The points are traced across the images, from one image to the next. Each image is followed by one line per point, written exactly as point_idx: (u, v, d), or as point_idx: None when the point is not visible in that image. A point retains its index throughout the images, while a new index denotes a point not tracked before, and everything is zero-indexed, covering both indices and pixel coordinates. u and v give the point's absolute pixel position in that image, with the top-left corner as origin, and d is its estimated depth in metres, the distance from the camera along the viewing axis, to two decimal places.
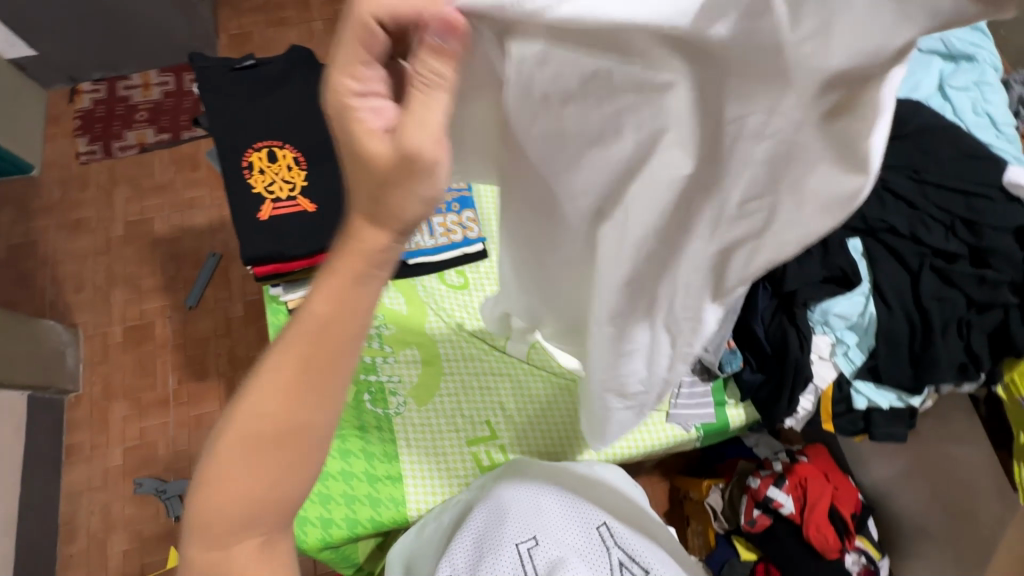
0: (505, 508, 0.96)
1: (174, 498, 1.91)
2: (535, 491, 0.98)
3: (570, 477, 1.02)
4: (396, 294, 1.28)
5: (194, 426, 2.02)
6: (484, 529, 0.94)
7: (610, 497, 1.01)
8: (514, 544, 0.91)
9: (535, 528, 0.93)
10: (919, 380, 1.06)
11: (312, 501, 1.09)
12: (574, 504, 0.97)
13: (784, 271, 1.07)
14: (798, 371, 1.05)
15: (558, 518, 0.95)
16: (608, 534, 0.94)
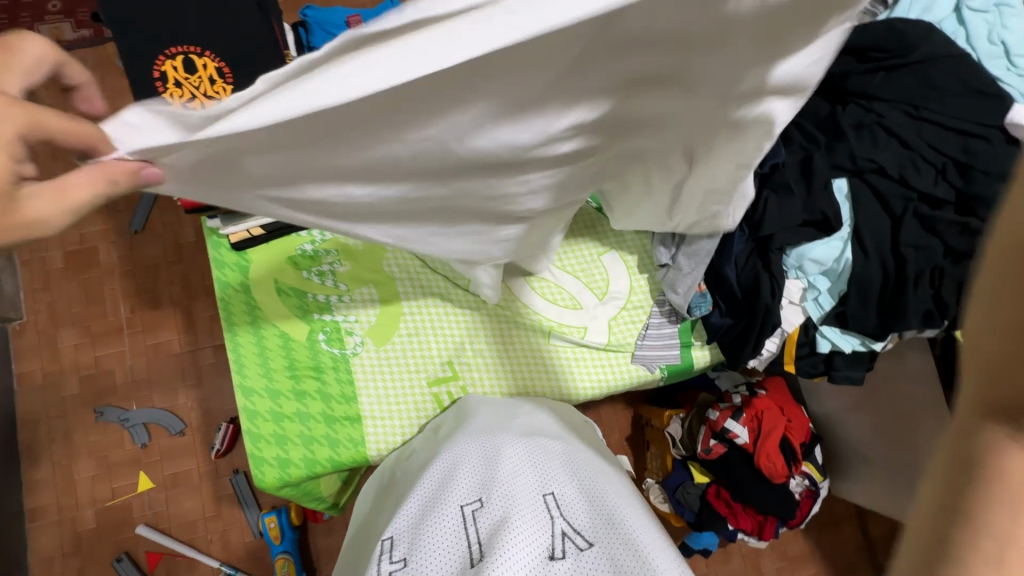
0: (454, 466, 0.88)
1: (139, 426, 1.95)
2: (489, 450, 0.90)
3: (531, 437, 0.92)
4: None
5: (152, 354, 2.02)
6: (431, 487, 0.87)
7: (572, 464, 0.90)
8: (458, 504, 0.82)
9: (483, 489, 0.83)
10: (884, 328, 1.05)
11: (269, 442, 1.07)
12: (524, 466, 0.87)
13: (764, 213, 1.01)
14: (768, 316, 1.02)
15: (506, 478, 0.84)
16: (554, 503, 0.82)
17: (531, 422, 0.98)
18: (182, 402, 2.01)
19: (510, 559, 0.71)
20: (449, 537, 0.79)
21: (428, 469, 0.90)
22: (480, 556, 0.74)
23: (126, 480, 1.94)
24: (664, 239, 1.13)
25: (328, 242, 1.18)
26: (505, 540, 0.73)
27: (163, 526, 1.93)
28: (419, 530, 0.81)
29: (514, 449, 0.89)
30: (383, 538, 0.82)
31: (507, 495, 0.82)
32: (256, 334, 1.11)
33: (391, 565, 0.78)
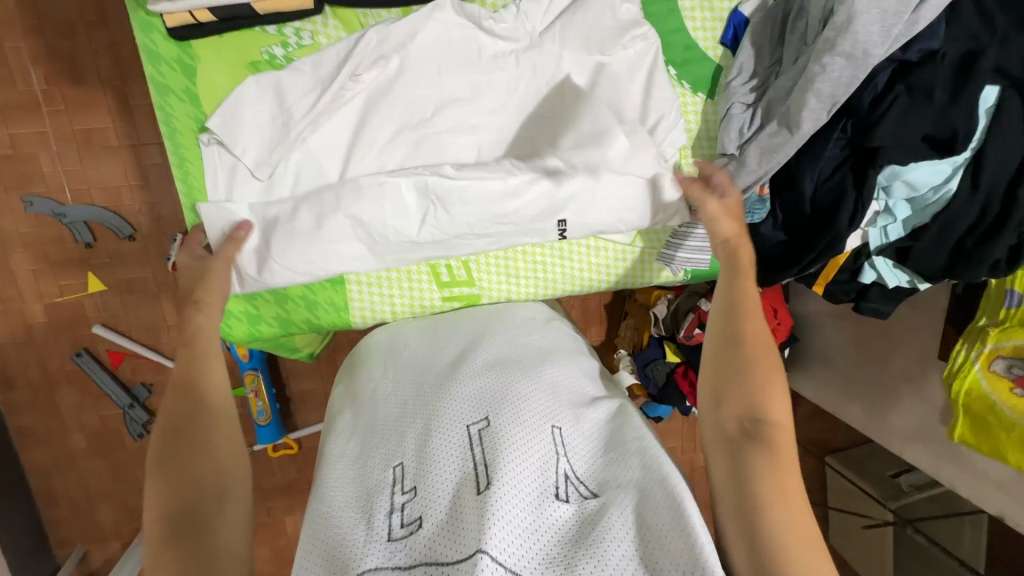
0: (455, 385, 0.83)
1: (79, 224, 1.73)
2: (496, 375, 0.85)
3: (539, 368, 0.88)
4: (338, 29, 0.95)
5: (82, 142, 1.69)
6: (431, 405, 0.82)
7: (579, 401, 0.86)
8: (464, 424, 0.77)
9: (489, 408, 0.79)
10: (946, 273, 0.93)
11: (237, 309, 1.00)
12: (527, 389, 0.82)
13: (882, 115, 0.78)
14: (834, 243, 0.88)
15: (511, 398, 0.80)
16: (559, 438, 0.78)
17: (537, 352, 0.92)
18: (127, 203, 1.76)
19: (513, 490, 0.68)
20: (453, 456, 0.73)
21: (430, 390, 0.84)
22: (487, 482, 0.69)
23: (73, 279, 1.79)
24: (737, 120, 0.93)
25: (306, 49, 0.95)
26: (507, 472, 0.69)
27: (122, 328, 1.85)
28: (423, 453, 0.75)
29: (515, 373, 0.85)
30: (389, 464, 0.76)
31: (514, 420, 0.76)
32: (214, 165, 0.95)
33: (397, 493, 0.72)
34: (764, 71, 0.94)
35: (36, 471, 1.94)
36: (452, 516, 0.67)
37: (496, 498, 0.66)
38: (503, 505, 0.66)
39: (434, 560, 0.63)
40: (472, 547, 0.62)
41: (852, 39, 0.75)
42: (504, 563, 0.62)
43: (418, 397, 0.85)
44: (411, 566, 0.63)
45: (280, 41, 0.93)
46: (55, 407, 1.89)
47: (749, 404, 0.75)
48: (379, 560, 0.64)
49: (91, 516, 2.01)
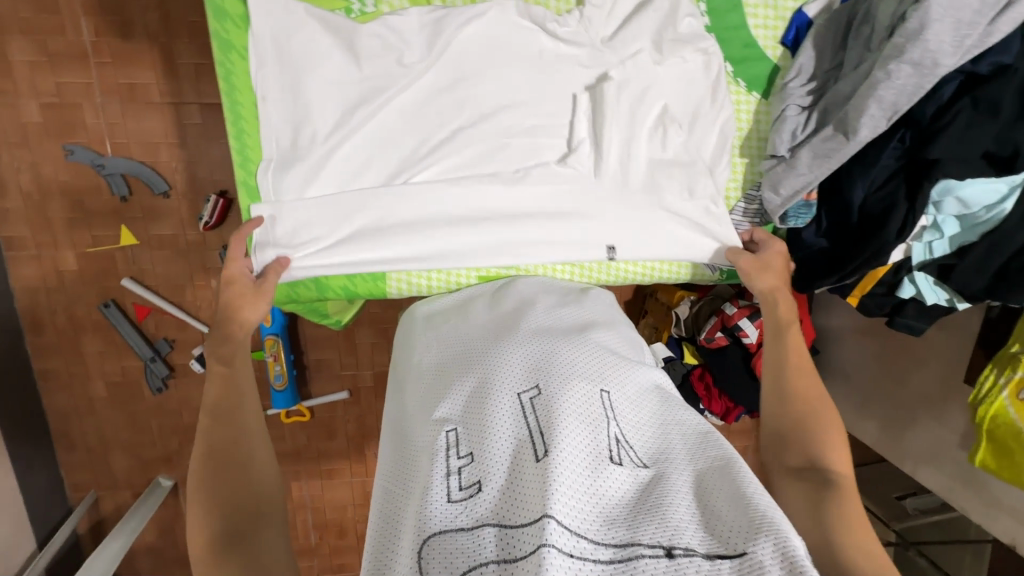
0: (501, 354, 0.85)
1: (116, 177, 1.76)
2: (541, 343, 0.87)
3: (583, 340, 0.89)
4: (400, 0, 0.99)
5: (126, 96, 1.72)
6: (479, 374, 0.83)
7: (624, 368, 0.87)
8: (515, 392, 0.79)
9: (539, 377, 0.80)
10: (987, 295, 0.91)
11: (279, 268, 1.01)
12: (574, 361, 0.84)
13: (944, 127, 0.78)
14: (879, 254, 0.86)
15: (560, 368, 0.82)
16: (608, 408, 0.79)
17: (580, 326, 0.94)
18: (164, 160, 1.79)
19: (569, 452, 0.69)
20: (507, 422, 0.75)
21: (477, 360, 0.86)
22: (544, 445, 0.70)
23: (107, 230, 1.83)
24: (791, 122, 0.93)
25: (369, 12, 0.99)
26: (562, 436, 0.70)
27: (149, 283, 1.89)
28: (478, 421, 0.76)
29: (559, 343, 0.87)
30: (446, 432, 0.76)
31: (564, 389, 0.78)
32: (267, 120, 0.97)
33: (453, 457, 0.72)
34: (822, 74, 0.93)
35: (57, 415, 1.99)
36: (510, 479, 0.68)
37: (555, 458, 0.67)
38: (561, 464, 0.66)
39: (497, 519, 0.63)
40: (537, 511, 0.62)
41: (922, 48, 0.74)
42: (565, 518, 0.62)
43: (464, 366, 0.86)
44: (477, 526, 0.63)
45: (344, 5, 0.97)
46: (79, 353, 1.94)
47: (805, 449, 0.81)
48: (441, 518, 0.64)
49: (105, 463, 2.07)
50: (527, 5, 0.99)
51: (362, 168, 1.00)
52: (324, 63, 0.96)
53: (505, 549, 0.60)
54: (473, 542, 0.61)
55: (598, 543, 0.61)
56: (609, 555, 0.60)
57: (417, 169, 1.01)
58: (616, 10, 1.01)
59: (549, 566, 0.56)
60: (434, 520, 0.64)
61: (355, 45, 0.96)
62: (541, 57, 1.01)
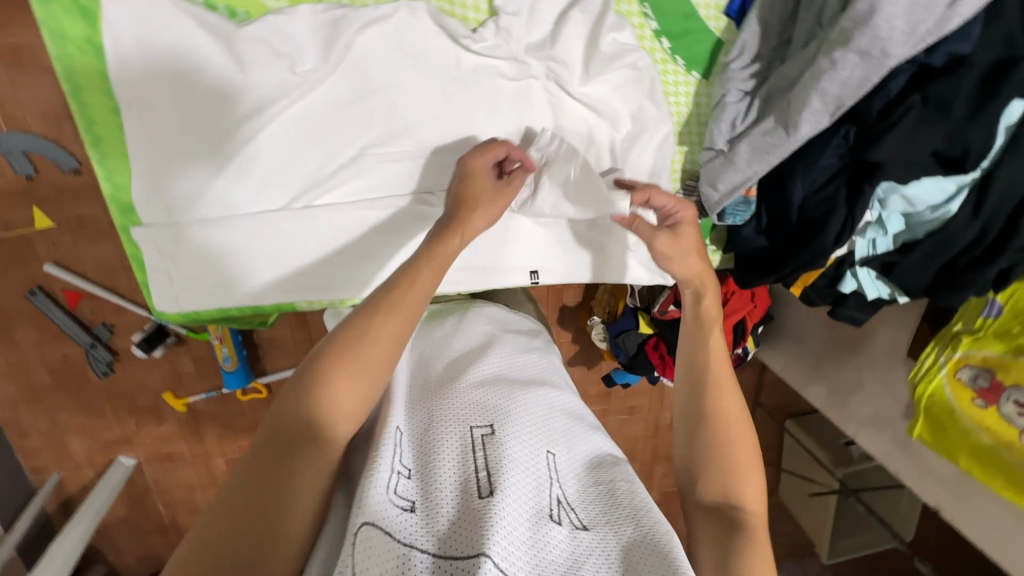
0: (456, 390, 0.87)
1: (17, 154, 1.58)
2: (499, 386, 0.89)
3: (537, 392, 0.92)
4: None
5: (11, 61, 1.51)
6: (433, 404, 0.86)
7: (579, 432, 0.90)
8: (467, 425, 0.80)
9: (492, 415, 0.82)
10: (927, 293, 0.88)
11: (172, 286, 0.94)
12: (531, 409, 0.86)
13: (892, 125, 0.69)
14: (816, 259, 0.81)
15: (514, 412, 0.84)
16: (554, 460, 0.82)
17: (538, 380, 0.96)
18: (69, 133, 1.61)
19: (513, 504, 0.70)
20: (455, 455, 0.77)
21: (433, 394, 0.87)
22: (489, 490, 0.71)
23: (17, 213, 1.67)
24: (731, 111, 0.83)
25: None
26: (508, 483, 0.72)
27: (77, 267, 1.77)
28: (428, 450, 0.78)
29: (522, 391, 0.90)
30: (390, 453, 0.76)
31: (516, 439, 0.79)
32: (138, 142, 0.84)
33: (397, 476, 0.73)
34: (770, 52, 0.82)
35: (2, 403, 1.93)
36: (453, 516, 0.69)
37: (500, 503, 0.69)
38: (504, 509, 0.69)
39: (436, 554, 0.65)
40: (476, 553, 0.64)
41: (870, 35, 0.65)
42: (499, 563, 0.64)
43: (423, 398, 0.88)
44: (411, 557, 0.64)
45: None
46: (13, 341, 1.85)
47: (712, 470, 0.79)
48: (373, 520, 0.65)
49: (62, 447, 2.04)
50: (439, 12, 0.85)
51: (269, 181, 0.89)
52: (207, 64, 0.81)
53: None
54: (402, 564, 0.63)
55: None
56: None
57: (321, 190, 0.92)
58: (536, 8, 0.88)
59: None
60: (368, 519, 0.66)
61: (236, 49, 0.81)
62: (461, 60, 0.88)
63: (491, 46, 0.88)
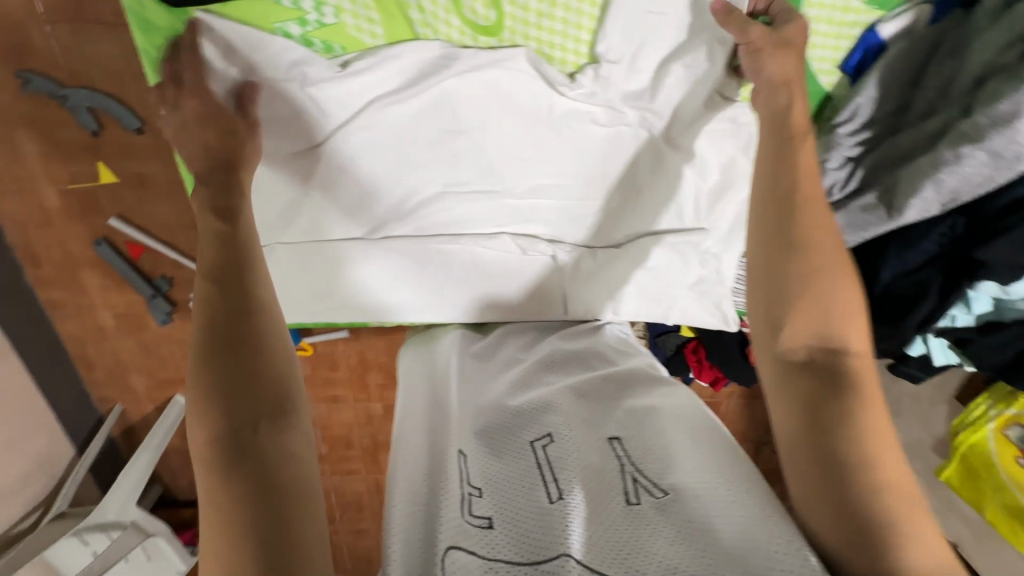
0: (510, 408, 0.95)
1: (83, 110, 1.60)
2: (551, 397, 0.96)
3: (589, 395, 0.98)
4: (372, 24, 0.92)
5: (75, 15, 1.48)
6: (491, 421, 0.94)
7: (641, 412, 0.93)
8: (530, 441, 0.88)
9: (550, 427, 0.90)
10: (997, 372, 0.91)
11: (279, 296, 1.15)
12: (585, 415, 0.94)
13: (1006, 230, 0.79)
14: (904, 330, 0.91)
15: (570, 418, 0.91)
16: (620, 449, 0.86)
17: (592, 377, 1.02)
18: (132, 92, 1.61)
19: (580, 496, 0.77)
20: (522, 465, 0.84)
21: (488, 413, 0.95)
22: (555, 491, 0.78)
23: (83, 166, 1.72)
24: (834, 176, 0.96)
25: (329, 29, 0.92)
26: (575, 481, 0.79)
27: (139, 222, 1.83)
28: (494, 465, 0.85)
29: (575, 396, 0.97)
30: (460, 465, 0.84)
31: (575, 439, 0.87)
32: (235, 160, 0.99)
33: (467, 491, 0.80)
34: (884, 121, 0.94)
35: (71, 340, 2.08)
36: (529, 517, 0.75)
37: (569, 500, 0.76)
38: (575, 507, 0.75)
39: (519, 555, 0.70)
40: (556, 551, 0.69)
41: (1009, 138, 0.75)
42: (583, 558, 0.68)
43: (478, 415, 0.95)
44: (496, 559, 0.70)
45: (298, 20, 0.90)
46: (81, 285, 1.95)
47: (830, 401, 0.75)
48: (455, 544, 0.71)
49: (125, 382, 2.20)
50: (540, 60, 0.94)
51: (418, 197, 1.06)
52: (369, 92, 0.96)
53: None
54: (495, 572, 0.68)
55: None
56: None
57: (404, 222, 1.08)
58: (639, 55, 0.94)
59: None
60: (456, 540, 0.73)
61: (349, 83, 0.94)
62: (556, 105, 0.98)
63: (590, 89, 0.97)
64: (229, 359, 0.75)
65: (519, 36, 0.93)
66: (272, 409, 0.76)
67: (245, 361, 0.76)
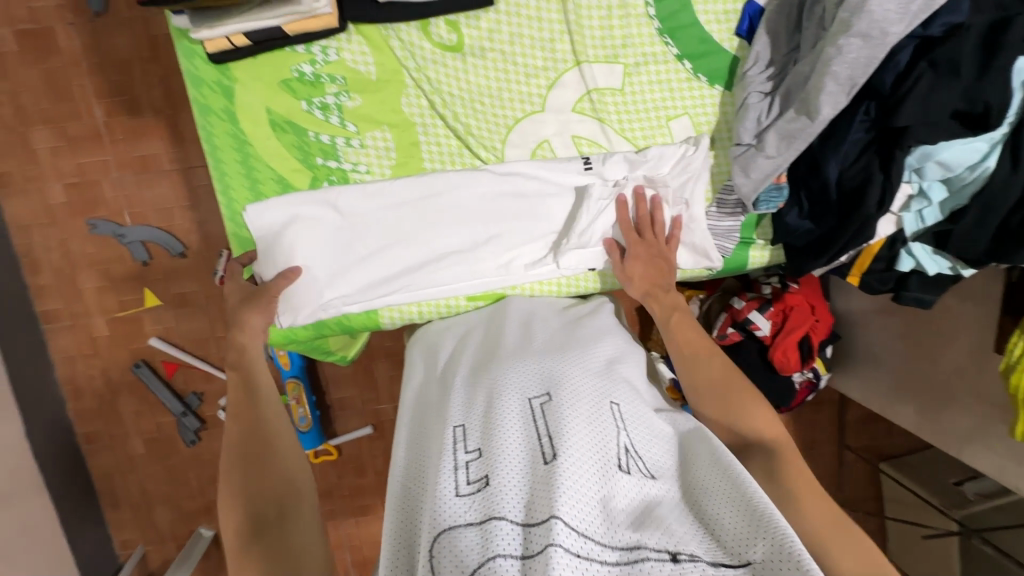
0: (507, 365, 0.88)
1: (137, 244, 1.86)
2: (550, 355, 0.89)
3: (593, 355, 0.91)
4: (364, 49, 0.96)
5: (139, 169, 1.84)
6: (487, 378, 0.87)
7: (629, 387, 0.89)
8: (526, 397, 0.81)
9: (549, 383, 0.83)
10: (990, 258, 0.88)
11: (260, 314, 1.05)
12: (583, 369, 0.87)
13: (907, 93, 0.80)
14: (864, 227, 0.88)
15: (567, 373, 0.85)
16: (618, 415, 0.81)
17: (589, 335, 0.97)
18: (179, 222, 1.89)
19: (578, 453, 0.70)
20: (518, 422, 0.77)
21: (484, 370, 0.89)
22: (550, 448, 0.71)
23: (131, 294, 1.93)
24: (755, 109, 0.94)
25: (334, 65, 0.96)
26: (571, 434, 0.73)
27: (176, 340, 1.98)
28: (487, 423, 0.77)
29: (574, 355, 0.90)
30: (455, 427, 0.79)
31: (575, 397, 0.80)
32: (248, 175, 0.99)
33: (461, 460, 0.73)
34: (782, 58, 0.95)
35: (101, 477, 2.07)
36: (518, 475, 0.69)
37: (564, 456, 0.68)
38: (572, 466, 0.68)
39: (500, 512, 0.65)
40: (544, 513, 0.63)
41: (868, 19, 0.78)
42: (574, 520, 0.62)
43: (474, 375, 0.89)
44: (486, 521, 0.64)
45: (309, 59, 0.95)
46: (117, 414, 2.03)
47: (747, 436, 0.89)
48: (445, 521, 0.65)
49: (149, 519, 2.13)
50: (522, 38, 0.98)
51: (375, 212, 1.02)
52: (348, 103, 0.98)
53: (517, 545, 0.61)
54: (486, 535, 0.62)
55: (606, 544, 0.62)
56: (616, 557, 0.61)
57: (365, 220, 1.02)
58: (610, 22, 0.98)
59: (556, 565, 0.57)
60: (442, 510, 0.66)
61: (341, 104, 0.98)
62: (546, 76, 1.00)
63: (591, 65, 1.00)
64: (245, 470, 0.86)
65: (484, 41, 0.97)
66: (277, 507, 0.84)
67: (256, 474, 0.86)
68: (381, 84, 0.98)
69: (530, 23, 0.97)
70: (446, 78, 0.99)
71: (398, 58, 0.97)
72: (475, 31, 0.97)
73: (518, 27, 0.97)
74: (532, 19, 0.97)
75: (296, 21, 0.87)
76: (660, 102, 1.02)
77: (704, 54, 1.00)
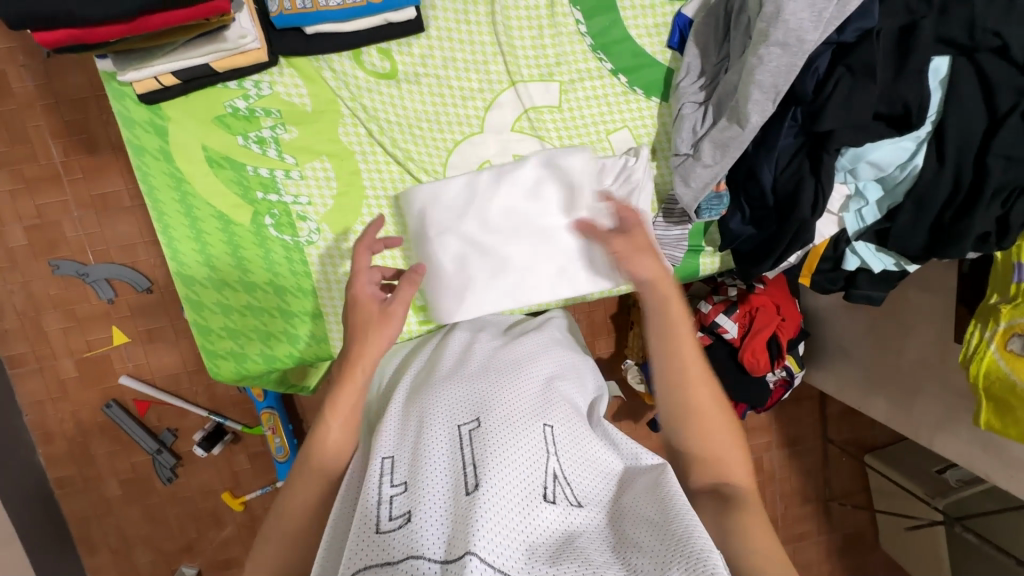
0: (440, 393, 0.88)
1: (101, 282, 1.84)
2: (484, 381, 0.89)
3: (529, 378, 0.91)
4: (296, 80, 0.96)
5: (100, 207, 1.82)
6: (420, 407, 0.86)
7: (566, 407, 0.88)
8: (457, 426, 0.81)
9: (480, 411, 0.82)
10: (927, 252, 0.91)
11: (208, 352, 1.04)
12: (517, 394, 0.86)
13: (828, 98, 0.83)
14: (802, 231, 0.90)
15: (499, 399, 0.84)
16: (550, 439, 0.80)
17: (528, 357, 0.96)
18: (143, 258, 1.87)
19: (501, 484, 0.70)
20: (445, 453, 0.76)
21: (419, 398, 0.88)
22: (474, 479, 0.70)
23: (98, 334, 1.90)
24: (690, 120, 0.96)
25: (268, 99, 0.96)
26: (495, 464, 0.72)
27: (147, 377, 1.95)
28: (416, 455, 0.77)
29: (509, 380, 0.89)
30: (382, 459, 0.78)
31: (505, 423, 0.80)
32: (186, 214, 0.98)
33: (387, 494, 0.72)
34: (712, 68, 0.97)
35: (76, 522, 2.02)
36: (440, 510, 0.69)
37: (485, 488, 0.68)
38: (492, 497, 0.67)
39: (418, 549, 0.63)
40: (461, 548, 0.62)
41: (784, 28, 0.79)
42: (490, 554, 0.61)
43: (410, 404, 0.88)
44: (404, 558, 0.62)
45: (242, 94, 0.95)
46: (90, 456, 1.99)
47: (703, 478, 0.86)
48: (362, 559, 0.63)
49: (129, 561, 2.08)
50: (455, 61, 0.98)
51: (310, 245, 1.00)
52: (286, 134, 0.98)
53: None
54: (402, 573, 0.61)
55: None
56: None
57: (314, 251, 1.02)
58: (541, 42, 1.00)
59: None
60: (359, 549, 0.64)
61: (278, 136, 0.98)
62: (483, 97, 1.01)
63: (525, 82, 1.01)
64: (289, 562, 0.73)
65: (417, 66, 0.98)
66: None
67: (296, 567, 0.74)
68: (317, 113, 0.98)
69: (463, 46, 0.98)
70: (383, 105, 0.99)
71: (332, 89, 0.97)
72: (408, 57, 0.97)
73: (450, 51, 0.98)
74: (463, 42, 0.98)
75: (226, 58, 0.88)
76: (599, 116, 1.03)
77: (638, 67, 1.02)
